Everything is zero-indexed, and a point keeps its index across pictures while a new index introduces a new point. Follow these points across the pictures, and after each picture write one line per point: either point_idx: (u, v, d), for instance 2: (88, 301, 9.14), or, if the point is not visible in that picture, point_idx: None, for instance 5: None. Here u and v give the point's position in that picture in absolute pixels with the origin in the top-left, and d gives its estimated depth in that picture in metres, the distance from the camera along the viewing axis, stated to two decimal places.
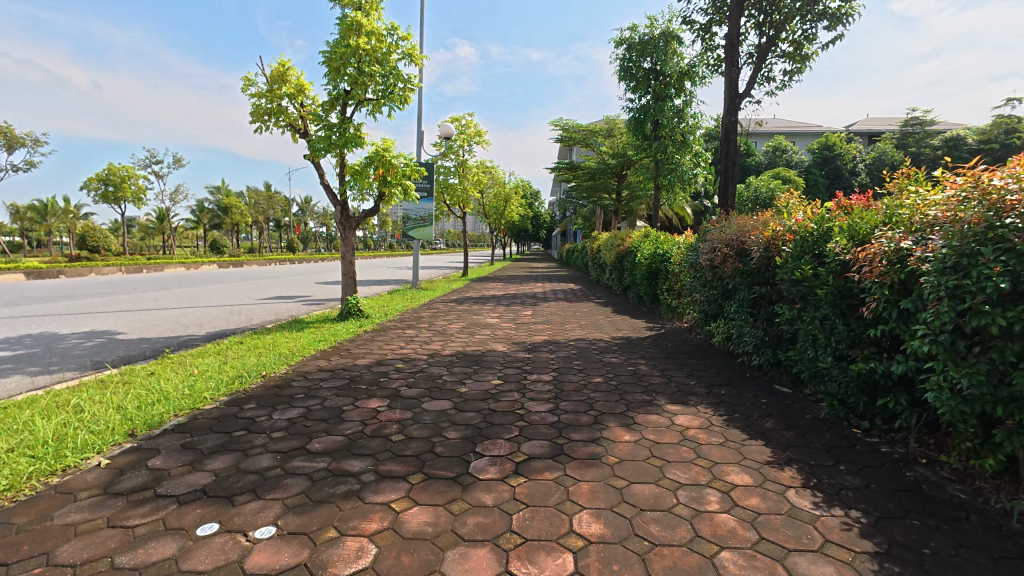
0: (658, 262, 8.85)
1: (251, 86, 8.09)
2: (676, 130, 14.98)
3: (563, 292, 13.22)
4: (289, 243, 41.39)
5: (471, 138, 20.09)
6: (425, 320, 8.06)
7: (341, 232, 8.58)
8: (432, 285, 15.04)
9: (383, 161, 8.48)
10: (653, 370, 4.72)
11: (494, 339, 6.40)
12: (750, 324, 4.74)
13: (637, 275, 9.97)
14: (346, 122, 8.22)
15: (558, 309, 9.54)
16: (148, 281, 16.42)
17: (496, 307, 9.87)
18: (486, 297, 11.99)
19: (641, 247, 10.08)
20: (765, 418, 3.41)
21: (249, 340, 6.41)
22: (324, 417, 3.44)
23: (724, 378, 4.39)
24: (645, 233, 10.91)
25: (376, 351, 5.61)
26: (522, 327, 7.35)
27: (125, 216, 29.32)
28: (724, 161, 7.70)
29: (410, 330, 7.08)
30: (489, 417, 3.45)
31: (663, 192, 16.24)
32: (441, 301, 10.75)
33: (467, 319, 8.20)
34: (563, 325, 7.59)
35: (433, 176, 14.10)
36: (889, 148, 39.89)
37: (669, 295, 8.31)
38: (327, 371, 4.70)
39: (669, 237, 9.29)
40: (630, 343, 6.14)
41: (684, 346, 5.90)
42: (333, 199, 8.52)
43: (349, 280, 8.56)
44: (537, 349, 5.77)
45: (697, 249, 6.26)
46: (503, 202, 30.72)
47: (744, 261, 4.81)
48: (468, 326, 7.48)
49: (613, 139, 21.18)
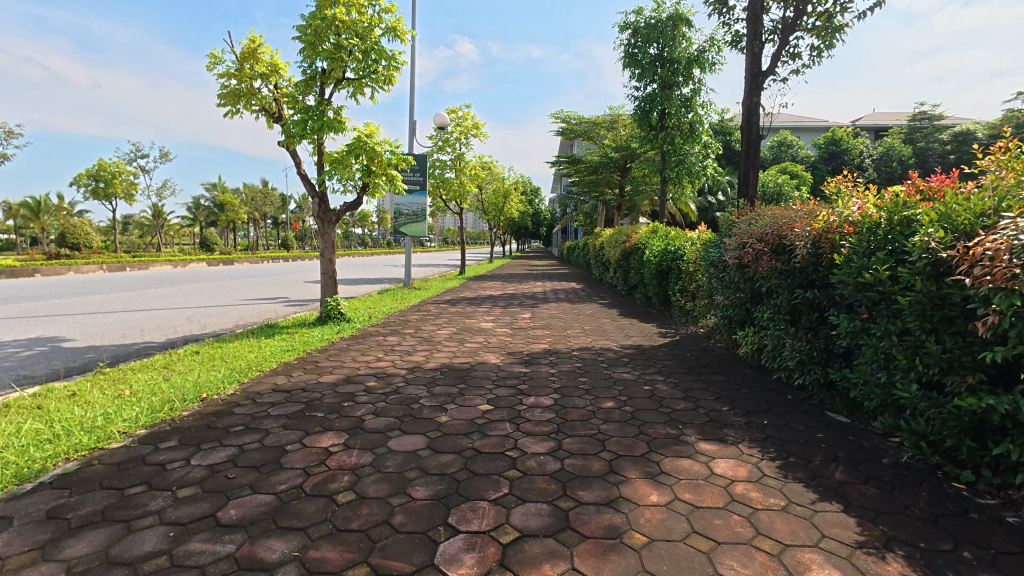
0: (669, 260, 8.05)
1: (218, 64, 7.26)
2: (684, 120, 14.15)
3: (564, 292, 12.44)
4: (286, 240, 40.60)
5: (468, 130, 19.34)
6: (413, 325, 7.27)
7: (320, 227, 7.77)
8: (426, 284, 14.22)
9: (366, 148, 7.68)
10: (675, 391, 3.92)
11: (486, 349, 5.60)
12: (791, 335, 3.96)
13: (645, 274, 9.19)
14: (325, 105, 7.43)
15: (560, 311, 8.74)
16: (128, 280, 15.62)
17: (492, 309, 9.06)
18: (482, 297, 11.19)
19: (649, 243, 9.29)
20: (832, 465, 2.62)
21: (207, 350, 5.60)
22: (258, 462, 2.65)
23: (763, 404, 3.60)
24: (653, 228, 10.11)
25: (347, 365, 4.81)
26: (518, 333, 6.56)
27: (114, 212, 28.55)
28: (745, 146, 6.90)
29: (393, 337, 6.28)
30: (472, 463, 2.65)
31: (669, 186, 15.42)
32: (433, 302, 9.94)
33: (458, 323, 7.42)
34: (565, 330, 6.78)
35: (426, 168, 13.28)
36: (898, 142, 38.97)
37: (683, 297, 7.55)
38: (282, 393, 3.90)
39: (680, 233, 8.51)
40: (643, 354, 5.34)
41: (706, 358, 5.11)
42: (310, 191, 7.70)
43: (330, 280, 7.77)
44: (535, 362, 4.97)
45: (719, 246, 5.47)
46: (502, 197, 29.84)
47: (783, 259, 4.02)
48: (459, 332, 6.68)
49: (616, 131, 20.34)
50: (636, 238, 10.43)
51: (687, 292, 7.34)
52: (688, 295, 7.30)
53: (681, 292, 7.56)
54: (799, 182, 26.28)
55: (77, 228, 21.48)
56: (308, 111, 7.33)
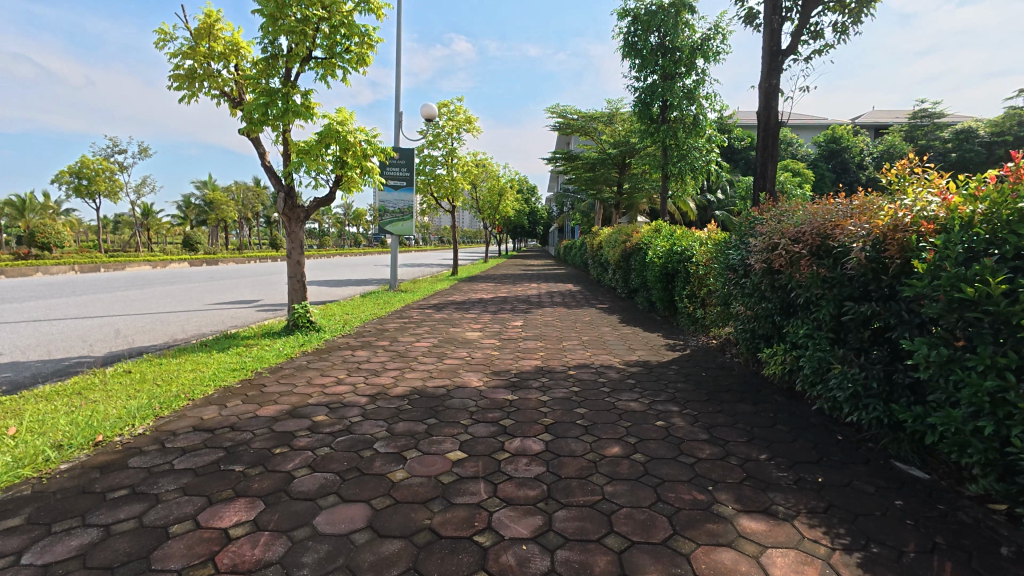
0: (676, 261, 7.30)
1: (170, 42, 6.43)
2: (687, 113, 13.36)
3: (559, 295, 11.66)
4: (276, 241, 39.61)
5: (460, 125, 18.57)
6: (389, 335, 6.45)
7: (287, 225, 6.93)
8: (413, 286, 13.38)
9: (338, 137, 6.83)
10: (696, 428, 3.15)
11: (467, 368, 4.79)
12: (838, 359, 3.21)
13: (648, 277, 8.43)
14: (292, 88, 6.63)
15: (555, 318, 7.93)
16: (99, 282, 14.73)
17: (481, 316, 8.24)
18: (471, 301, 10.40)
19: (652, 243, 8.53)
20: (934, 560, 1.86)
21: (140, 368, 4.77)
22: (117, 560, 1.86)
23: (810, 450, 2.83)
24: (656, 227, 9.34)
25: (297, 390, 4.01)
26: (507, 347, 5.75)
27: (95, 211, 27.64)
28: (762, 132, 6.15)
29: (363, 352, 5.47)
30: (425, 559, 1.87)
31: (672, 182, 14.61)
32: (417, 307, 9.11)
33: (440, 334, 6.61)
34: (560, 343, 5.98)
35: (413, 163, 12.48)
36: (899, 140, 38.32)
37: (692, 304, 6.79)
38: (202, 433, 3.09)
39: (686, 232, 7.74)
40: (651, 374, 4.54)
41: (727, 379, 4.34)
42: (275, 184, 6.84)
43: (299, 285, 6.96)
44: (524, 385, 4.17)
45: (739, 246, 4.71)
46: (497, 195, 29.01)
47: (829, 264, 3.27)
48: (439, 345, 5.87)
49: (614, 126, 19.55)
50: (637, 238, 9.66)
51: (697, 298, 6.59)
52: (699, 302, 6.53)
53: (689, 298, 6.80)
54: (802, 180, 25.53)
55: (51, 227, 20.52)
56: (270, 94, 6.47)
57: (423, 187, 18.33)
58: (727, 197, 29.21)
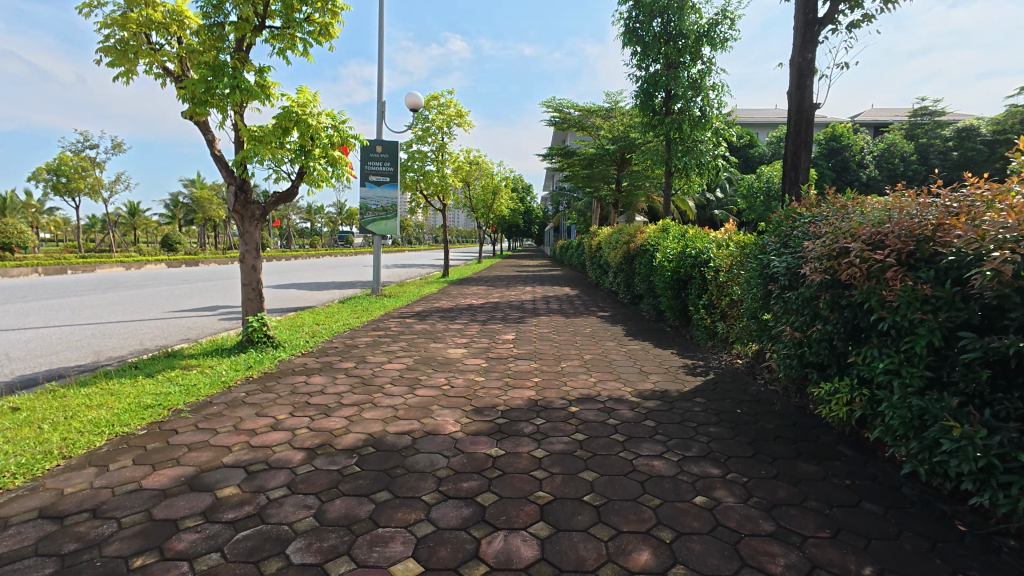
0: (690, 266, 6.40)
1: (98, 9, 5.44)
2: (692, 104, 12.48)
3: (555, 300, 10.75)
4: (264, 241, 38.50)
5: (451, 119, 17.69)
6: (358, 354, 5.48)
7: (239, 224, 5.92)
8: (399, 290, 12.42)
9: (299, 121, 5.83)
10: (753, 512, 2.23)
11: (443, 402, 3.84)
12: (948, 411, 2.32)
13: (655, 283, 7.52)
14: (243, 64, 5.65)
15: (552, 329, 7.00)
16: (60, 285, 13.66)
17: (467, 327, 7.29)
18: (459, 308, 9.46)
19: (661, 245, 7.63)
20: None
21: (32, 404, 3.79)
22: None
23: (931, 558, 1.92)
24: (663, 227, 8.46)
25: (214, 441, 3.05)
26: (494, 370, 4.81)
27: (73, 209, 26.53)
28: (793, 115, 5.28)
29: (320, 377, 4.50)
30: None
31: (675, 178, 13.69)
32: (397, 317, 8.14)
33: (417, 352, 5.64)
34: (558, 363, 5.04)
35: (398, 157, 11.52)
36: (901, 138, 37.59)
37: (710, 315, 5.91)
38: (44, 525, 2.14)
39: (700, 233, 6.87)
40: (673, 411, 3.61)
41: (770, 420, 3.41)
42: (226, 176, 5.85)
43: (255, 293, 5.99)
44: (513, 431, 3.23)
45: (781, 250, 3.81)
46: (490, 193, 28.04)
47: (936, 278, 2.40)
48: (413, 367, 4.91)
49: (613, 121, 18.61)
50: (641, 240, 8.78)
51: (718, 309, 5.71)
52: (720, 312, 5.64)
53: (706, 307, 5.92)
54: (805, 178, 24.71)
55: (14, 227, 19.28)
56: (215, 67, 5.44)
57: (411, 184, 17.37)
58: (726, 196, 28.37)
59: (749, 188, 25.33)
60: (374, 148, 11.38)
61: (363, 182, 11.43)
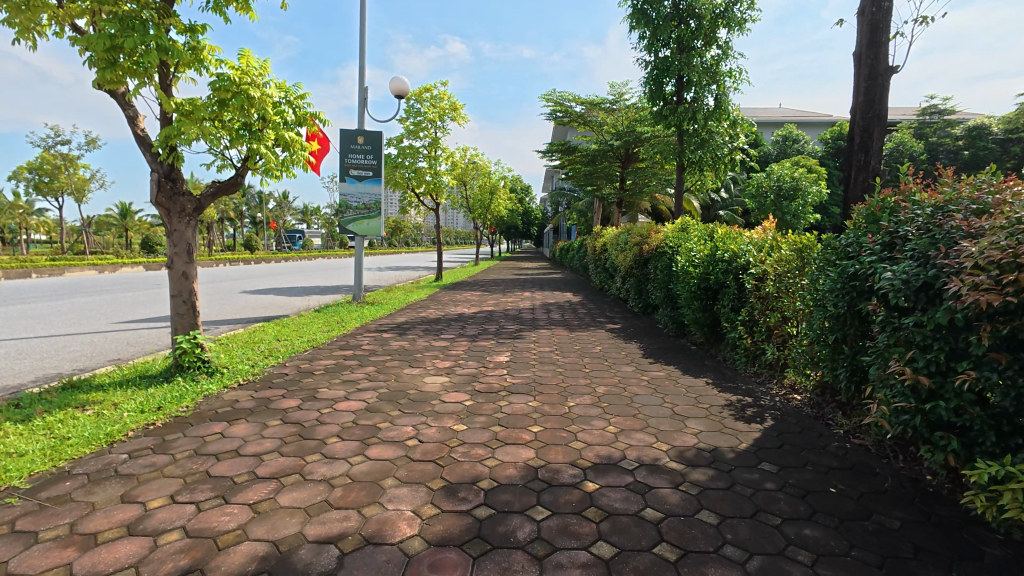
0: (723, 273, 5.29)
1: None
2: (706, 92, 11.36)
3: (557, 308, 9.61)
4: (254, 241, 37.34)
5: (445, 112, 16.61)
6: (309, 386, 4.30)
7: (165, 221, 4.75)
8: (383, 297, 11.26)
9: (241, 93, 4.64)
10: None
11: (402, 472, 2.67)
12: None
13: (676, 291, 6.40)
14: (170, 21, 4.49)
15: (554, 348, 5.82)
16: (15, 290, 12.47)
17: (453, 345, 6.11)
18: (448, 318, 8.29)
19: (682, 246, 6.51)
20: None
21: None
22: None
23: None
24: (683, 227, 7.34)
25: (17, 565, 1.89)
26: (479, 412, 3.64)
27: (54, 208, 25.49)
28: (863, 83, 4.18)
29: (244, 426, 3.32)
30: None
31: (687, 174, 12.55)
32: (374, 331, 6.96)
33: (384, 381, 4.47)
34: (565, 401, 3.89)
35: (381, 149, 10.38)
36: (910, 137, 36.46)
37: (752, 333, 4.81)
38: None
39: (732, 232, 5.76)
40: (737, 491, 2.46)
41: (890, 514, 2.27)
42: (150, 160, 4.68)
43: (188, 307, 4.81)
44: (500, 538, 2.07)
45: (894, 255, 2.68)
46: (487, 193, 26.90)
47: None
48: (375, 407, 3.73)
49: (617, 114, 17.46)
50: (656, 241, 7.66)
51: (762, 325, 4.62)
52: (766, 330, 4.54)
53: (745, 323, 4.82)
54: (816, 176, 23.52)
55: None
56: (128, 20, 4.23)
57: (402, 181, 16.22)
58: (732, 196, 27.26)
59: (757, 187, 24.16)
60: (355, 139, 10.23)
61: (343, 176, 10.28)
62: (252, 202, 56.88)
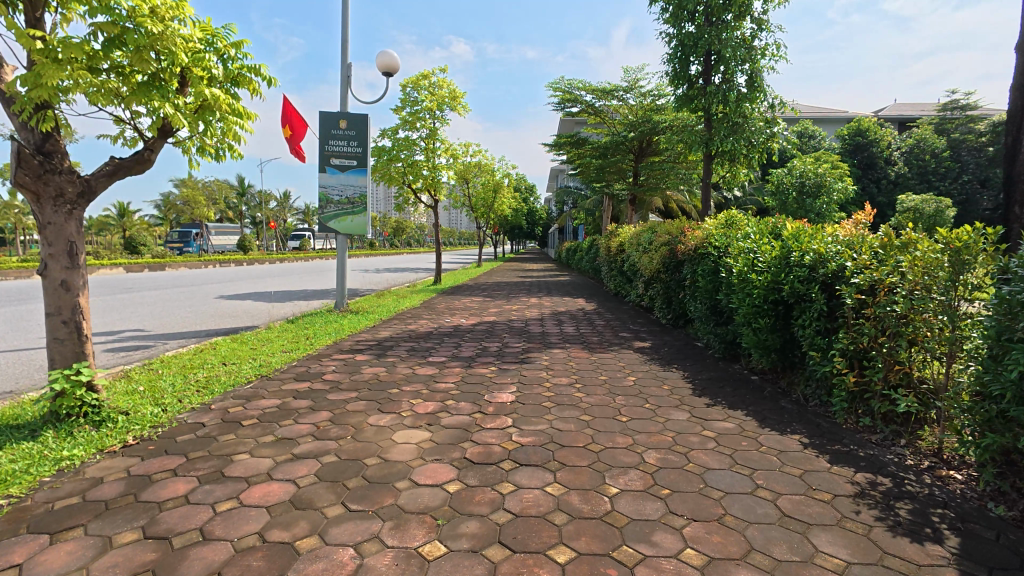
0: (806, 283, 3.94)
1: None
2: (739, 70, 9.98)
3: (570, 318, 8.25)
4: (248, 242, 36.15)
5: (444, 101, 15.32)
6: (224, 448, 2.96)
7: (36, 211, 3.37)
8: (371, 304, 9.94)
9: (140, 25, 3.21)
10: None
11: None
12: None
13: (726, 303, 5.05)
14: None
15: (574, 379, 4.46)
16: None
17: (443, 373, 4.75)
18: (441, 332, 6.94)
19: (733, 247, 5.17)
20: None
21: None
22: None
23: None
24: (728, 222, 6.00)
25: None
26: (470, 510, 2.28)
27: None
28: None
29: (73, 547, 1.99)
30: None
31: (714, 166, 11.16)
32: (347, 352, 5.61)
33: (336, 440, 3.11)
34: (603, 485, 2.51)
35: (367, 134, 9.03)
36: (931, 133, 34.85)
37: (856, 369, 3.48)
38: None
39: (808, 229, 4.42)
40: None
41: None
42: (13, 124, 3.30)
43: (69, 331, 3.46)
44: None
45: None
46: (490, 191, 25.58)
47: None
48: (306, 499, 2.38)
49: (631, 104, 16.10)
50: (691, 239, 6.29)
51: (876, 358, 3.28)
52: (884, 366, 3.20)
53: (846, 354, 3.48)
54: (841, 172, 21.99)
55: None
56: None
57: (397, 176, 14.93)
58: (748, 193, 25.82)
59: (777, 184, 22.67)
60: (338, 123, 8.90)
61: (322, 166, 8.94)
62: (251, 202, 55.89)
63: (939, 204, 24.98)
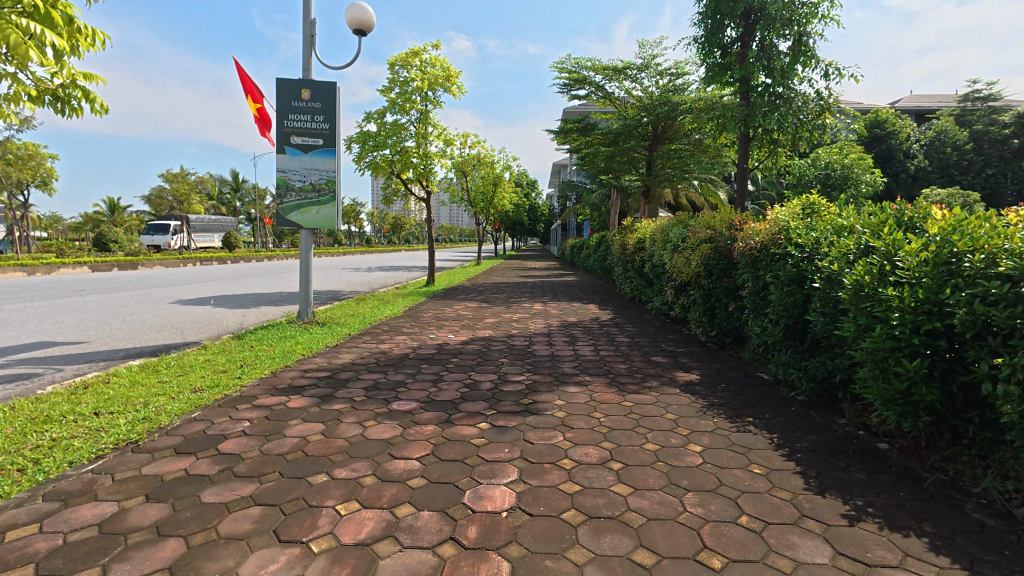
0: (1008, 306, 2.34)
1: None
2: (784, 32, 8.32)
3: (584, 333, 6.63)
4: (233, 238, 34.49)
5: (436, 82, 13.70)
6: None
7: None
8: (346, 313, 8.33)
9: None
10: None
11: None
12: None
13: (825, 326, 3.45)
14: None
15: (609, 454, 2.84)
16: None
17: (408, 435, 3.14)
18: (420, 355, 5.33)
19: (832, 245, 3.57)
20: None
21: None
22: None
23: None
24: (807, 210, 4.41)
25: None
26: None
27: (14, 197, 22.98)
28: None
29: None
30: None
31: (749, 149, 9.51)
32: (282, 393, 3.99)
33: None
34: None
35: (337, 108, 7.44)
36: (953, 124, 32.96)
37: None
38: None
39: (976, 217, 2.83)
40: None
41: None
42: None
43: None
44: None
45: None
46: (490, 185, 23.94)
47: None
48: None
49: (644, 83, 14.42)
50: (754, 235, 4.68)
51: None
52: None
53: None
54: (868, 163, 20.20)
55: None
56: None
57: (383, 165, 13.27)
58: (764, 187, 24.09)
59: (798, 176, 20.92)
60: (299, 93, 7.28)
61: (280, 146, 7.33)
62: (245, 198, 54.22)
63: (968, 198, 23.32)
